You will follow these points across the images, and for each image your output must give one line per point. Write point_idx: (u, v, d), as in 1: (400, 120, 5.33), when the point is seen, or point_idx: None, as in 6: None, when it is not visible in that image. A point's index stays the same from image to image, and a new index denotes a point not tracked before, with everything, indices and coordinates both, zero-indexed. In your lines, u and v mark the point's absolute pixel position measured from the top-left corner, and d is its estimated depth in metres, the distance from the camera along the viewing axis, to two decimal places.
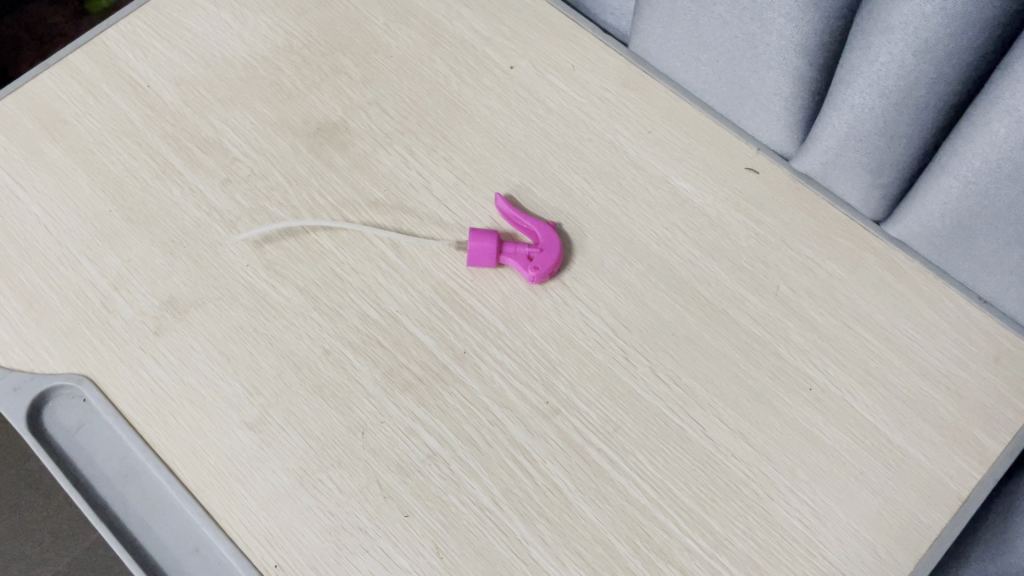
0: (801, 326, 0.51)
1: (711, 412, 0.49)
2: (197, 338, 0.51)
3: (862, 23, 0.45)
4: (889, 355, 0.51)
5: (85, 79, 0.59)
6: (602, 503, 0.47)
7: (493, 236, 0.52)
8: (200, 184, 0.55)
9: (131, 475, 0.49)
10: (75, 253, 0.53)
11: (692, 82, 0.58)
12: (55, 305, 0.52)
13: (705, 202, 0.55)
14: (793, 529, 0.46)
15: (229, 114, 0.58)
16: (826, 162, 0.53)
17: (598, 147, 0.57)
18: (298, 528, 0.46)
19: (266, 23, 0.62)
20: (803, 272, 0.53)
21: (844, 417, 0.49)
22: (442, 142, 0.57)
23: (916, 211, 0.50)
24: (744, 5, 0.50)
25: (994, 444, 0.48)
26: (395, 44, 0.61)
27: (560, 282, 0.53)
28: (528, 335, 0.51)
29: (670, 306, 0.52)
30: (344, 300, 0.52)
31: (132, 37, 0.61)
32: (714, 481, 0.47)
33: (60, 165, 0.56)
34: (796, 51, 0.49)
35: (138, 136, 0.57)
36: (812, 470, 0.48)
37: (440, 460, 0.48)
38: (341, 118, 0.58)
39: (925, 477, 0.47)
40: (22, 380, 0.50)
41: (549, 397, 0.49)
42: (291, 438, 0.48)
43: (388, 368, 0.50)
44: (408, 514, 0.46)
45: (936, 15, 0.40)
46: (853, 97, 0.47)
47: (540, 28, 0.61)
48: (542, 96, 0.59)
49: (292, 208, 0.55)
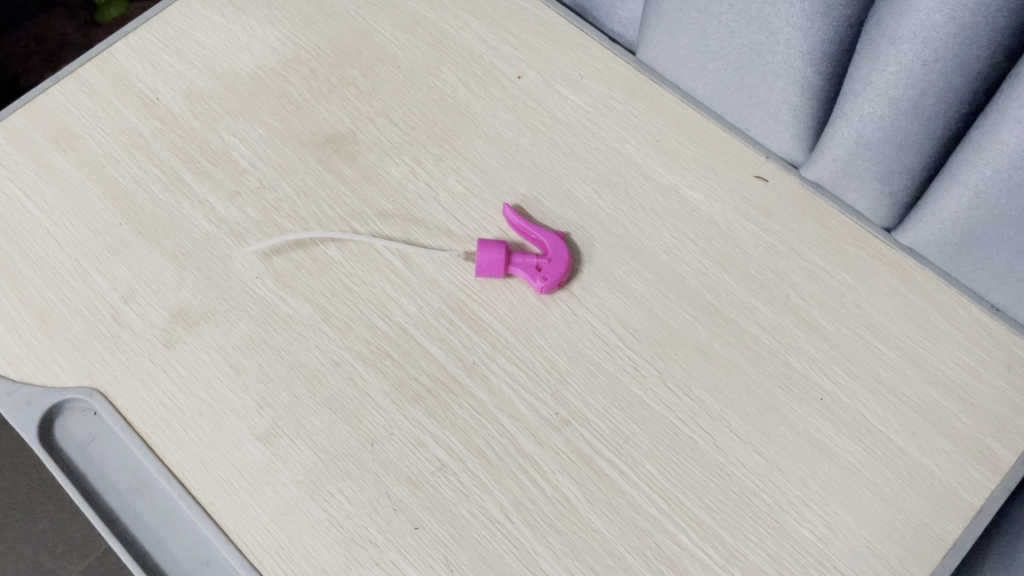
0: (811, 335, 0.51)
1: (721, 423, 0.49)
2: (208, 351, 0.51)
3: (870, 33, 0.44)
4: (900, 364, 0.50)
5: (96, 92, 0.59)
6: (613, 515, 0.47)
7: (501, 247, 0.52)
8: (210, 196, 0.56)
9: (142, 487, 0.49)
10: (87, 266, 0.54)
11: (700, 91, 0.58)
12: (66, 318, 0.52)
13: (713, 211, 0.55)
14: (804, 540, 0.46)
15: (238, 126, 0.58)
16: (835, 171, 0.52)
17: (606, 156, 0.57)
18: (309, 541, 0.46)
19: (274, 35, 0.62)
20: (813, 281, 0.53)
21: (855, 427, 0.49)
22: (451, 152, 0.57)
23: (927, 219, 0.50)
24: (751, 15, 0.49)
25: (1007, 454, 0.48)
26: (403, 55, 0.61)
27: (568, 291, 0.53)
28: (537, 346, 0.51)
29: (679, 315, 0.52)
30: (353, 311, 0.52)
31: (141, 50, 0.61)
32: (724, 492, 0.47)
33: (71, 178, 0.56)
34: (804, 60, 0.49)
35: (148, 149, 0.57)
36: (823, 480, 0.47)
37: (449, 472, 0.48)
38: (349, 130, 0.58)
39: (938, 487, 0.47)
40: (33, 394, 0.50)
41: (558, 408, 0.49)
42: (300, 449, 0.48)
43: (397, 380, 0.50)
44: (418, 526, 0.46)
45: (945, 25, 0.40)
46: (861, 106, 0.47)
47: (547, 38, 0.61)
48: (549, 105, 0.59)
49: (301, 219, 0.55)
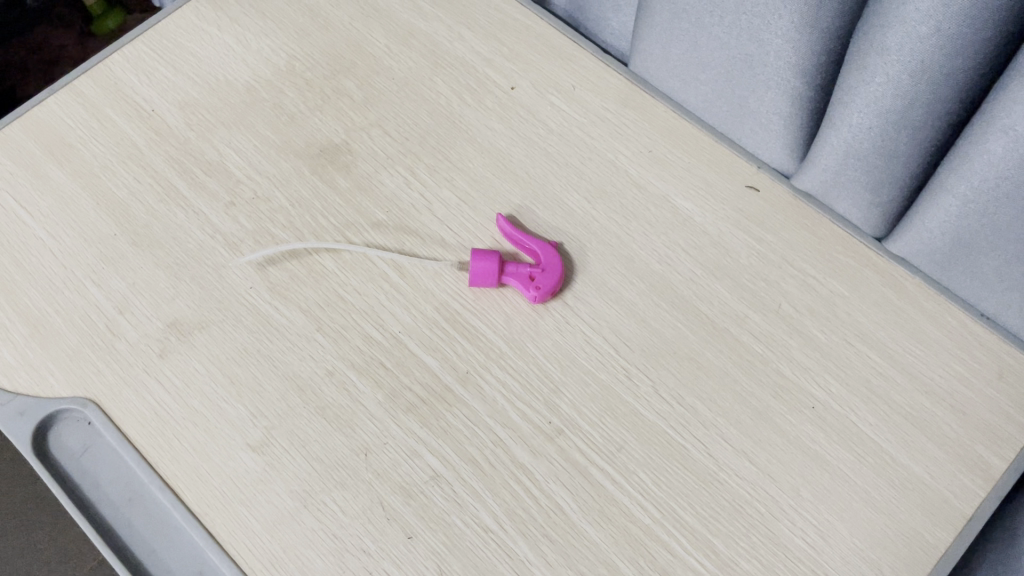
0: (802, 344, 0.51)
1: (714, 431, 0.49)
2: (202, 361, 0.51)
3: (858, 44, 0.45)
4: (892, 373, 0.51)
5: (92, 104, 0.60)
6: (606, 524, 0.47)
7: (494, 256, 0.53)
8: (205, 206, 0.56)
9: (136, 498, 0.49)
10: (81, 277, 0.54)
11: (692, 101, 0.59)
12: (61, 329, 0.52)
13: (705, 220, 0.55)
14: (797, 548, 0.46)
15: (233, 137, 0.58)
16: (825, 181, 0.53)
17: (598, 167, 0.57)
18: (303, 552, 0.46)
19: (269, 46, 0.62)
20: (805, 290, 0.53)
21: (846, 435, 0.49)
22: (444, 162, 0.58)
23: (915, 229, 0.50)
24: (741, 27, 0.50)
25: (998, 461, 0.48)
26: (397, 66, 0.62)
27: (560, 300, 0.53)
28: (530, 356, 0.51)
29: (672, 324, 0.52)
30: (347, 321, 0.52)
31: (137, 61, 0.61)
32: (717, 500, 0.47)
33: (66, 189, 0.57)
34: (794, 71, 0.49)
35: (143, 159, 0.58)
36: (815, 488, 0.48)
37: (443, 481, 0.48)
38: (343, 140, 0.58)
39: (930, 496, 0.47)
40: (27, 405, 0.50)
41: (552, 417, 0.49)
42: (294, 459, 0.48)
43: (391, 389, 0.50)
44: (412, 536, 0.46)
45: (931, 37, 0.40)
46: (850, 116, 0.47)
47: (540, 49, 0.62)
48: (542, 115, 0.59)
49: (295, 230, 0.55)
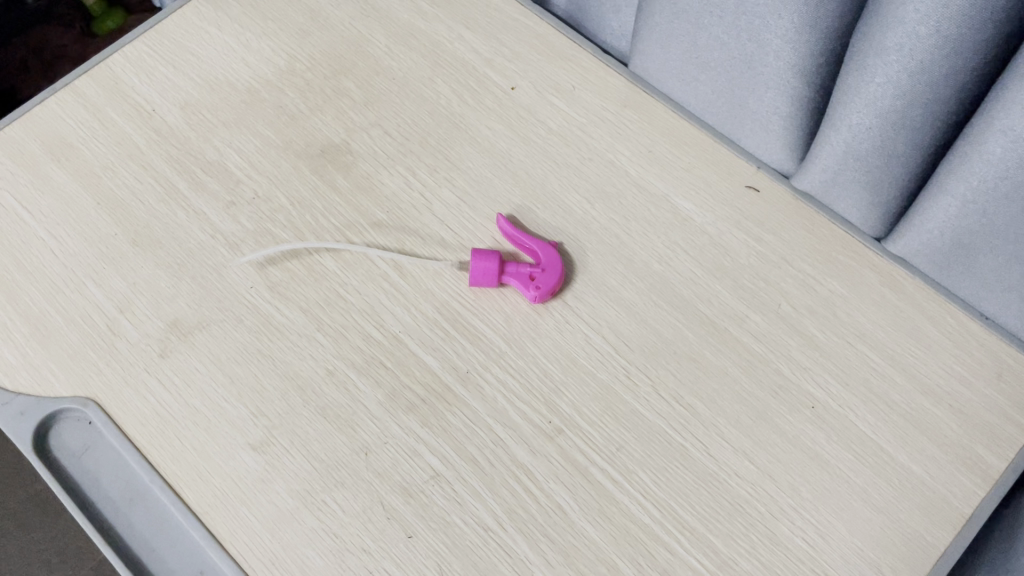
0: (802, 344, 0.51)
1: (714, 431, 0.49)
2: (202, 361, 0.51)
3: (857, 45, 0.45)
4: (891, 372, 0.51)
5: (92, 104, 0.60)
6: (606, 523, 0.47)
7: (494, 256, 0.53)
8: (205, 206, 0.56)
9: (137, 497, 0.49)
10: (82, 276, 0.54)
11: (691, 101, 0.59)
12: (62, 328, 0.52)
13: (705, 220, 0.55)
14: (797, 548, 0.46)
15: (233, 137, 0.59)
16: (825, 181, 0.53)
17: (598, 167, 0.57)
18: (303, 551, 0.46)
19: (269, 46, 0.62)
20: (804, 290, 0.53)
21: (846, 434, 0.49)
22: (445, 162, 0.58)
23: (914, 229, 0.51)
24: (741, 27, 0.50)
25: (997, 461, 0.48)
26: (397, 66, 0.62)
27: (560, 300, 0.53)
28: (530, 356, 0.51)
29: (671, 324, 0.52)
30: (347, 320, 0.52)
31: (137, 61, 0.62)
32: (717, 500, 0.47)
33: (67, 189, 0.57)
34: (793, 71, 0.49)
35: (143, 159, 0.58)
36: (815, 487, 0.48)
37: (443, 481, 0.48)
38: (344, 140, 0.58)
39: (929, 495, 0.47)
40: (27, 404, 0.50)
41: (552, 417, 0.49)
42: (295, 459, 0.48)
43: (391, 389, 0.50)
44: (412, 535, 0.47)
45: (930, 37, 0.41)
46: (850, 117, 0.47)
47: (540, 49, 0.62)
48: (543, 116, 0.59)
49: (296, 230, 0.55)
